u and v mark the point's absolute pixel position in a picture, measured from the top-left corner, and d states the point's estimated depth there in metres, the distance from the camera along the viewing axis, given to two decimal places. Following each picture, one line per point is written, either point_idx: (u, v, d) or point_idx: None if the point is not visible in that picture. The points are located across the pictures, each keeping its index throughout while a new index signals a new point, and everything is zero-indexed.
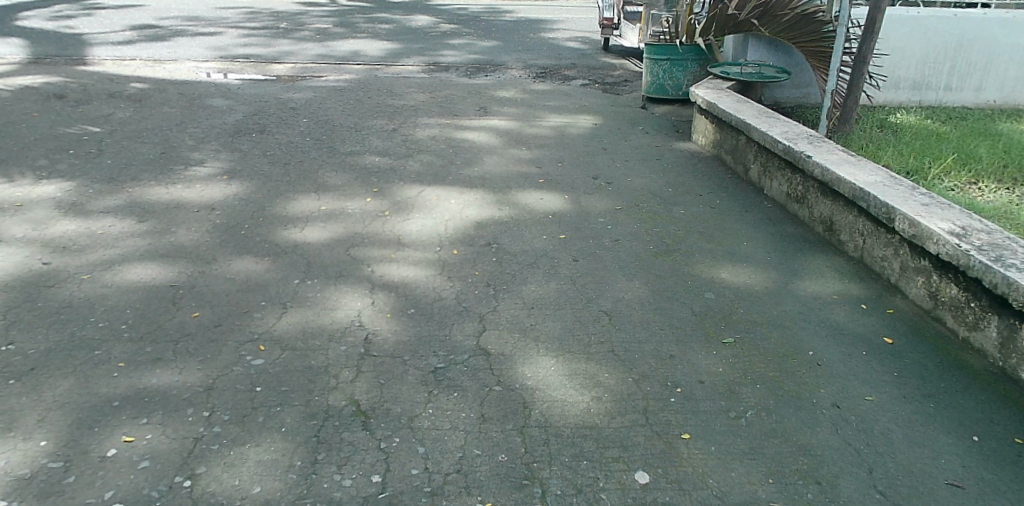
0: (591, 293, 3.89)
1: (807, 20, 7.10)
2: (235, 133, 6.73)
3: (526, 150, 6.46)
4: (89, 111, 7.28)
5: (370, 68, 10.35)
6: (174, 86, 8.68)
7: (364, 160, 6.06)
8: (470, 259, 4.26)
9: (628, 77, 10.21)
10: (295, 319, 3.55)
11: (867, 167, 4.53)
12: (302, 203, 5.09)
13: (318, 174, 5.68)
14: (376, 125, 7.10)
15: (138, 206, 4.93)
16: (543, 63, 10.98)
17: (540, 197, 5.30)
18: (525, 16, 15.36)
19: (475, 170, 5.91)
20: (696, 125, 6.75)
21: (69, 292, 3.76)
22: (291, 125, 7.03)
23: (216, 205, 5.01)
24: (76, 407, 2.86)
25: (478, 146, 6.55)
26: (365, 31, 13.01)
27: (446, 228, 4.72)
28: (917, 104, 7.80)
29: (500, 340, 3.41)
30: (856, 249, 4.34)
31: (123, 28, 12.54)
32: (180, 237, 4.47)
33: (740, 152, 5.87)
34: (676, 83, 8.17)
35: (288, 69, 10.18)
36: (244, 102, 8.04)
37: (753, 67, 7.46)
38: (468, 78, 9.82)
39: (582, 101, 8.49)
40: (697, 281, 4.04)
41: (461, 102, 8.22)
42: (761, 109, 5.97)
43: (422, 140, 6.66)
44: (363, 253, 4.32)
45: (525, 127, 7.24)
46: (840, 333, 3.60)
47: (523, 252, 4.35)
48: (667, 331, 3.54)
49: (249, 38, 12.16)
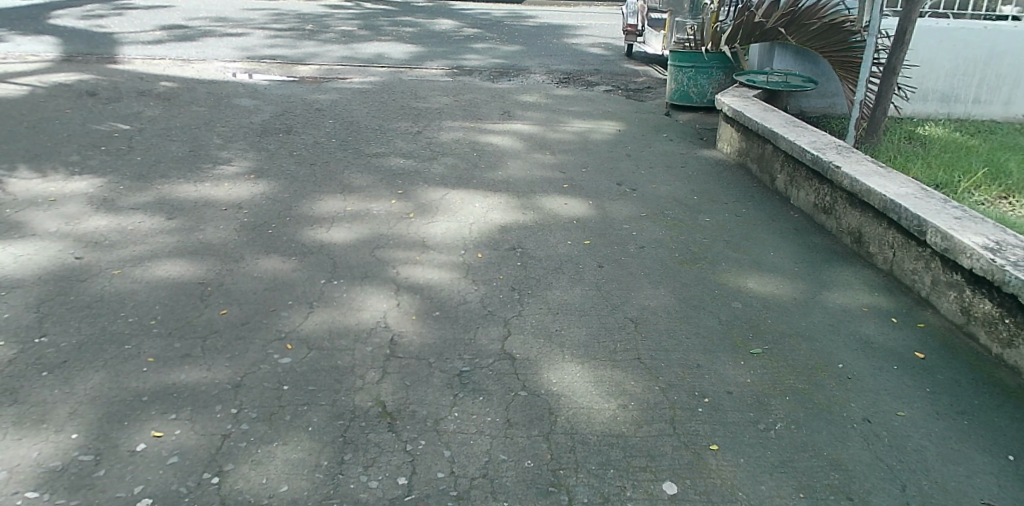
0: (616, 299, 3.87)
1: (835, 30, 7.03)
2: (262, 132, 6.79)
3: (551, 155, 6.45)
4: (119, 109, 7.37)
5: (394, 71, 10.39)
6: (202, 85, 8.78)
7: (389, 162, 6.08)
8: (494, 263, 4.25)
9: (651, 83, 10.18)
10: (321, 319, 3.56)
11: (897, 178, 4.47)
12: (328, 204, 5.12)
13: (343, 175, 5.71)
14: (401, 128, 7.13)
15: (168, 203, 4.99)
16: (566, 68, 10.98)
17: (564, 202, 5.29)
18: (548, 21, 15.38)
19: (499, 174, 5.91)
20: (721, 133, 6.71)
21: (101, 286, 3.80)
22: (317, 126, 7.07)
23: (243, 203, 5.06)
24: (106, 401, 2.89)
25: (503, 150, 6.56)
26: (389, 34, 13.09)
27: (471, 231, 4.72)
28: (946, 116, 7.71)
29: (525, 345, 3.40)
30: (885, 262, 4.29)
31: (153, 28, 12.71)
32: (208, 235, 4.51)
33: (766, 161, 5.83)
34: (700, 91, 8.16)
35: (314, 71, 10.26)
36: (271, 102, 8.11)
37: (779, 76, 7.41)
38: (492, 82, 9.83)
39: (607, 108, 8.48)
40: (724, 290, 4.01)
41: (485, 106, 8.24)
42: (789, 118, 5.91)
43: (446, 143, 6.67)
44: (388, 255, 4.33)
45: (549, 132, 7.23)
46: (870, 347, 3.56)
47: (548, 257, 4.34)
48: (694, 340, 3.51)
49: (275, 39, 12.26)
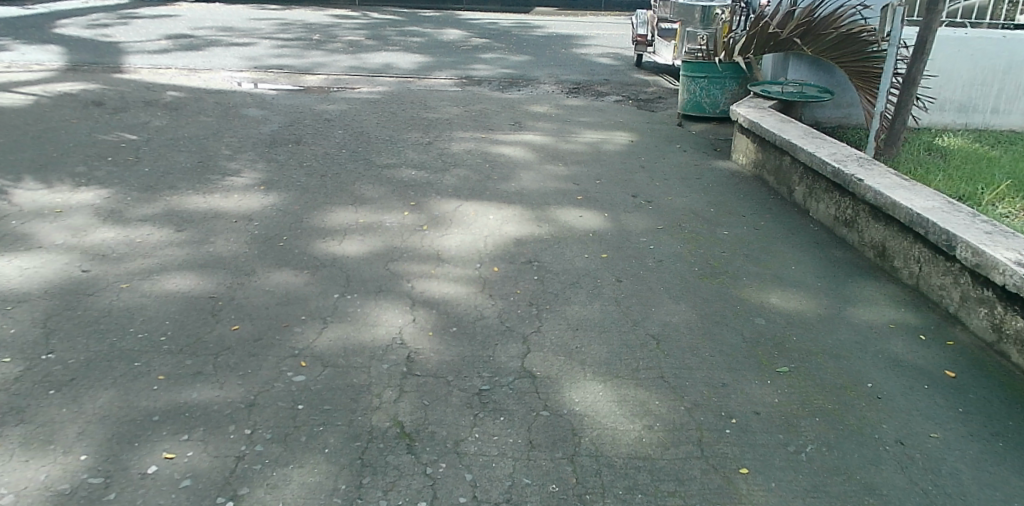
0: (637, 315, 3.77)
1: (851, 40, 7.00)
2: (271, 143, 6.73)
3: (563, 166, 6.38)
4: (126, 119, 7.32)
5: (403, 82, 10.34)
6: (210, 95, 8.74)
7: (401, 173, 6.00)
8: (511, 277, 4.16)
9: (661, 94, 10.13)
10: (335, 335, 3.48)
11: (923, 191, 4.38)
12: (340, 216, 5.05)
13: (354, 187, 5.64)
14: (412, 138, 7.06)
15: (176, 215, 4.92)
16: (575, 78, 10.94)
17: (578, 214, 5.22)
18: (556, 31, 15.37)
19: (512, 186, 5.83)
20: (737, 144, 6.63)
21: (109, 301, 3.72)
22: (327, 136, 7.02)
23: (254, 215, 4.99)
24: (115, 421, 2.80)
25: (514, 161, 6.49)
26: (396, 44, 13.06)
27: (486, 245, 4.63)
28: (963, 127, 7.63)
29: (546, 363, 3.30)
30: (911, 276, 4.20)
31: (160, 37, 12.70)
32: (218, 248, 4.43)
33: (784, 173, 5.75)
34: (713, 101, 8.16)
35: (322, 81, 10.23)
36: (280, 112, 8.06)
37: (795, 86, 7.40)
38: (502, 93, 9.77)
39: (617, 118, 8.42)
40: (746, 306, 3.92)
41: (496, 117, 8.18)
42: (807, 129, 5.82)
43: (458, 154, 6.61)
44: (403, 268, 4.25)
45: (560, 143, 7.16)
46: (900, 366, 3.46)
47: (566, 271, 4.25)
48: (719, 358, 3.41)
49: (283, 49, 12.24)
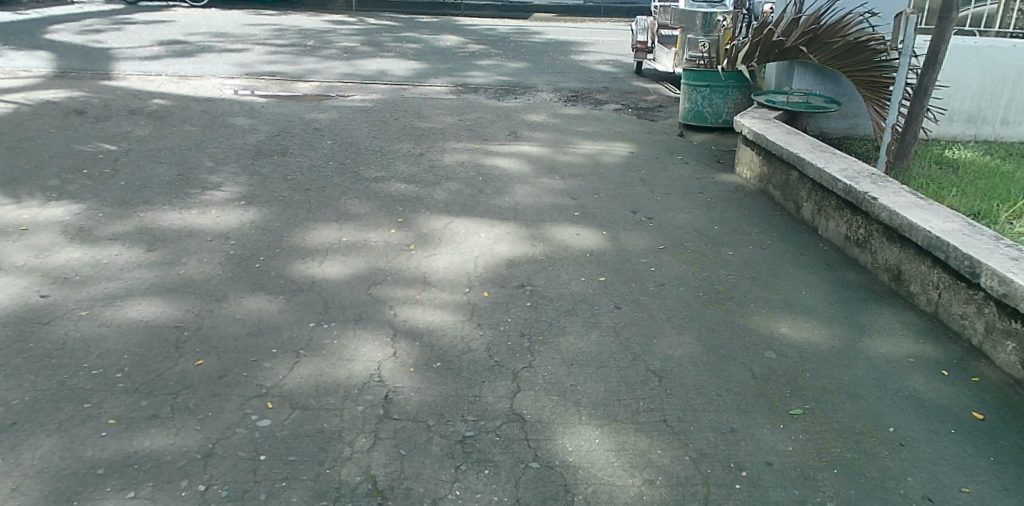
0: (636, 348, 3.48)
1: (859, 49, 6.73)
2: (256, 154, 6.45)
3: (560, 180, 6.10)
4: (107, 128, 7.05)
5: (397, 89, 10.07)
6: (197, 103, 8.47)
7: (389, 187, 5.72)
8: (502, 303, 3.87)
9: (662, 102, 9.87)
10: (307, 371, 3.19)
11: (941, 212, 4.09)
12: (322, 234, 4.77)
13: (340, 202, 5.36)
14: (403, 149, 6.78)
15: (149, 233, 4.63)
16: (574, 86, 10.68)
17: (575, 232, 4.93)
18: (554, 37, 15.11)
19: (506, 201, 5.55)
20: (741, 157, 6.35)
21: (65, 331, 3.44)
22: (314, 147, 6.74)
23: (231, 233, 4.70)
24: (55, 475, 2.51)
25: (509, 174, 6.21)
26: (392, 50, 12.79)
27: (476, 266, 4.34)
28: (973, 138, 7.36)
29: (537, 404, 3.01)
30: (930, 303, 3.92)
31: (151, 43, 12.44)
32: (189, 270, 4.15)
33: (791, 188, 5.47)
34: (715, 110, 7.92)
35: (314, 88, 9.96)
36: (268, 121, 7.78)
37: (800, 96, 7.14)
38: (498, 101, 9.50)
39: (617, 127, 8.15)
40: (754, 337, 3.63)
41: (491, 126, 7.90)
42: (815, 142, 5.54)
43: (450, 166, 6.33)
44: (386, 293, 3.96)
45: (558, 154, 6.88)
46: (923, 407, 3.17)
47: (560, 297, 3.96)
48: (726, 398, 3.12)
49: (275, 55, 11.96)
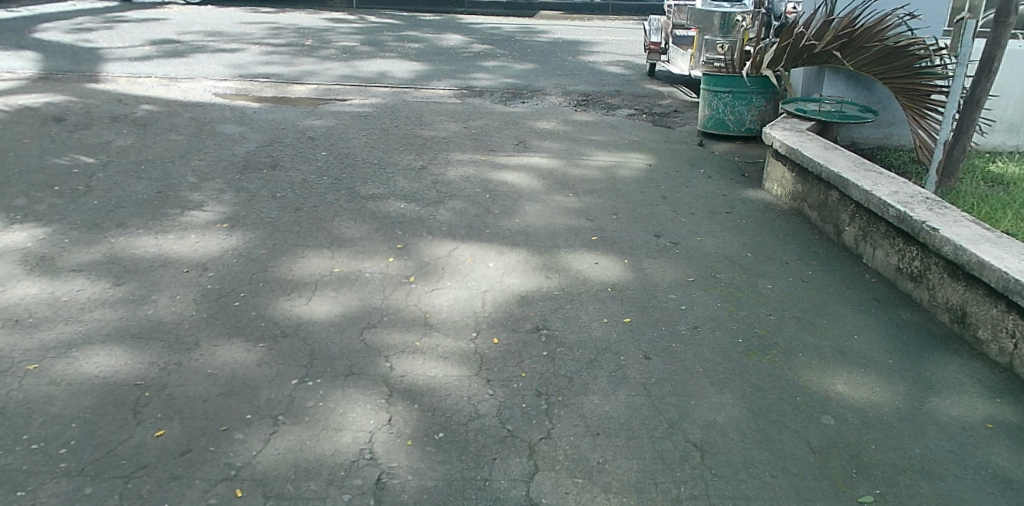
0: (672, 412, 3.00)
1: (898, 54, 6.20)
2: (244, 167, 5.96)
3: (574, 197, 5.61)
4: (86, 137, 6.56)
5: (397, 92, 9.57)
6: (185, 108, 7.98)
7: (387, 206, 5.22)
8: (514, 351, 3.38)
9: (678, 107, 9.38)
10: (286, 445, 2.71)
11: (1015, 247, 3.60)
12: (312, 263, 4.28)
13: (333, 223, 4.88)
14: (404, 162, 6.29)
15: (118, 263, 4.15)
16: (584, 89, 10.18)
17: (593, 261, 4.44)
18: (561, 37, 14.60)
19: (516, 222, 5.06)
20: (771, 172, 5.85)
21: (5, 390, 2.95)
22: (308, 159, 6.26)
23: (209, 263, 4.21)
24: None
25: (519, 191, 5.71)
26: (393, 50, 12.29)
27: (485, 303, 3.85)
28: (1016, 149, 6.85)
29: (559, 491, 2.53)
30: (1004, 354, 3.43)
31: (142, 42, 11.95)
32: (159, 309, 3.66)
33: (831, 210, 4.97)
34: (737, 118, 7.47)
35: (310, 91, 9.48)
36: (259, 129, 7.30)
37: (832, 105, 6.66)
38: (505, 106, 8.99)
39: (632, 136, 7.66)
40: (807, 397, 3.14)
41: (498, 135, 7.42)
42: (857, 158, 5.04)
43: (454, 181, 5.84)
44: (381, 339, 3.46)
45: (570, 167, 6.39)
46: (1014, 490, 2.68)
47: (581, 343, 3.47)
48: (782, 481, 2.64)
49: (271, 55, 11.46)
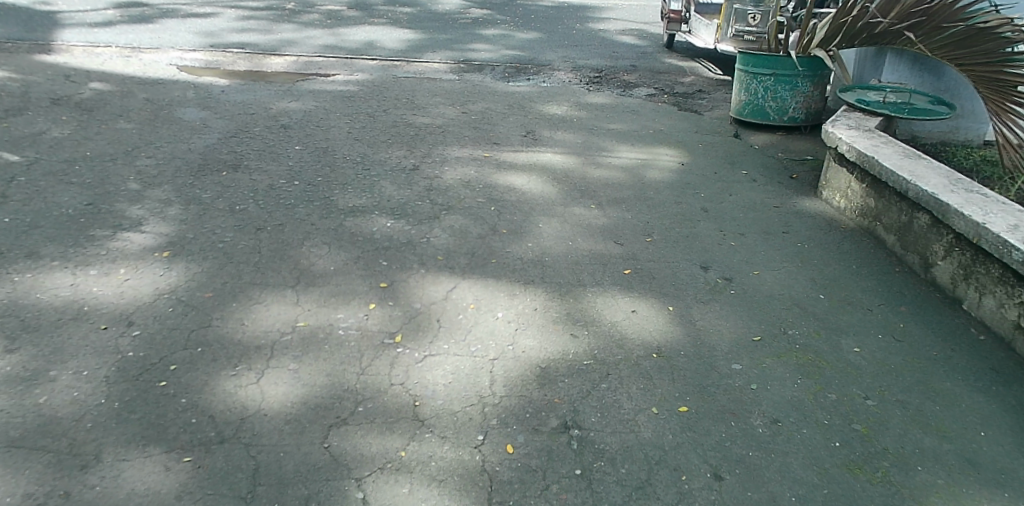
0: None
1: (982, 37, 5.09)
2: (199, 167, 4.97)
3: (597, 210, 4.66)
4: (16, 126, 5.54)
5: (386, 66, 8.49)
6: (142, 87, 6.93)
7: (370, 223, 4.27)
8: (536, 469, 2.46)
9: (702, 87, 8.37)
10: None
11: None
12: (271, 314, 3.33)
13: (301, 250, 3.92)
14: (391, 160, 5.31)
15: (15, 315, 3.19)
16: (596, 64, 9.13)
17: (629, 308, 3.51)
18: (567, 0, 13.41)
19: (528, 246, 4.11)
20: (835, 179, 4.90)
21: None
22: (277, 156, 5.27)
23: (135, 315, 3.25)
24: None
25: (530, 201, 4.76)
26: (384, 15, 11.14)
27: (494, 380, 2.92)
28: None
29: None
30: None
31: (105, 5, 10.76)
32: (53, 396, 2.71)
33: (921, 238, 4.04)
34: (779, 105, 6.55)
35: (289, 64, 8.40)
36: (225, 114, 6.28)
37: (898, 94, 5.69)
38: (509, 85, 7.95)
39: (657, 125, 6.67)
40: None
41: (503, 123, 6.42)
42: (953, 174, 4.09)
43: (451, 187, 4.88)
44: (354, 447, 2.54)
45: (589, 168, 5.42)
46: None
47: (627, 453, 2.56)
48: None
49: (248, 21, 10.31)
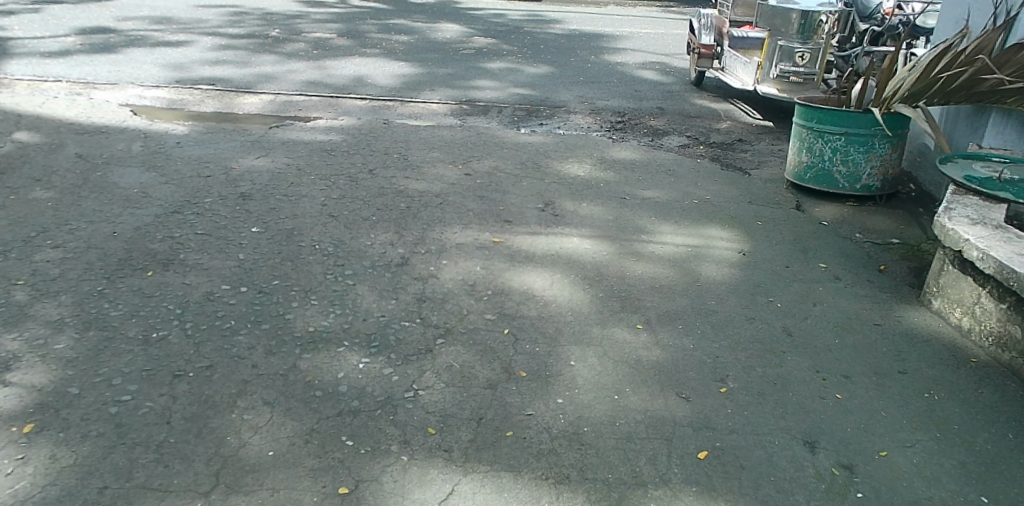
0: None
1: None
2: (118, 265, 3.79)
3: (645, 333, 3.48)
4: None
5: (376, 107, 7.35)
6: (79, 137, 5.76)
7: (335, 361, 3.08)
8: None
9: (744, 136, 7.21)
10: None
11: None
12: None
13: (231, 416, 2.72)
14: (372, 249, 4.13)
15: None
16: (618, 106, 7.99)
17: None
18: (579, 28, 12.33)
19: (557, 403, 2.92)
20: (958, 291, 3.70)
21: None
22: (226, 244, 4.09)
23: None
24: None
25: (554, 316, 3.58)
26: (377, 45, 10.03)
27: None
28: None
29: None
30: None
31: (66, 31, 9.65)
32: None
33: None
34: (850, 170, 5.38)
35: (264, 104, 7.26)
36: (172, 177, 5.11)
37: (1013, 167, 4.51)
38: (518, 132, 6.80)
39: (701, 192, 5.50)
40: None
41: (514, 188, 5.25)
42: None
43: (449, 295, 3.70)
44: None
45: (626, 260, 4.25)
46: None
47: None
48: None
49: (224, 50, 9.19)
